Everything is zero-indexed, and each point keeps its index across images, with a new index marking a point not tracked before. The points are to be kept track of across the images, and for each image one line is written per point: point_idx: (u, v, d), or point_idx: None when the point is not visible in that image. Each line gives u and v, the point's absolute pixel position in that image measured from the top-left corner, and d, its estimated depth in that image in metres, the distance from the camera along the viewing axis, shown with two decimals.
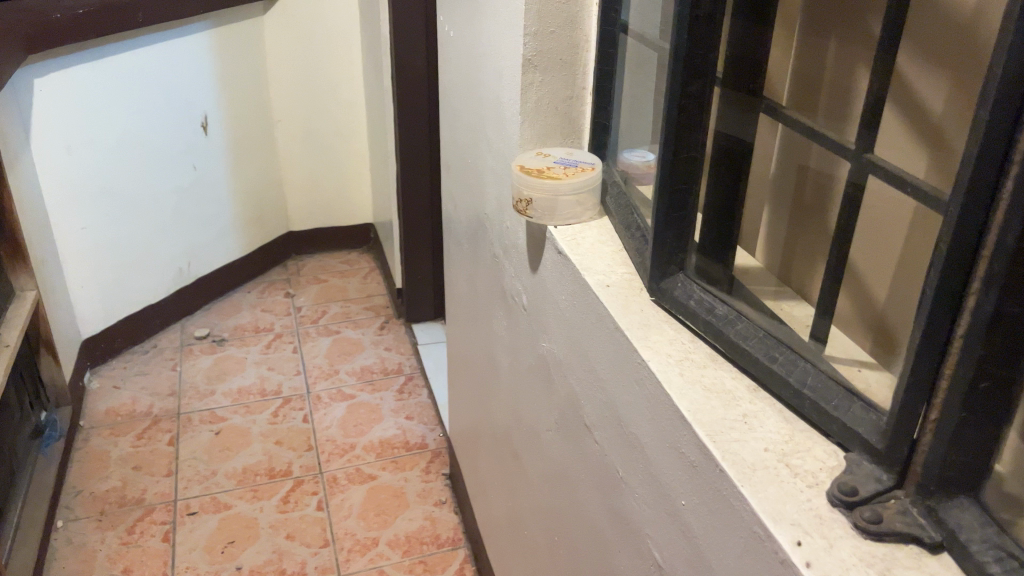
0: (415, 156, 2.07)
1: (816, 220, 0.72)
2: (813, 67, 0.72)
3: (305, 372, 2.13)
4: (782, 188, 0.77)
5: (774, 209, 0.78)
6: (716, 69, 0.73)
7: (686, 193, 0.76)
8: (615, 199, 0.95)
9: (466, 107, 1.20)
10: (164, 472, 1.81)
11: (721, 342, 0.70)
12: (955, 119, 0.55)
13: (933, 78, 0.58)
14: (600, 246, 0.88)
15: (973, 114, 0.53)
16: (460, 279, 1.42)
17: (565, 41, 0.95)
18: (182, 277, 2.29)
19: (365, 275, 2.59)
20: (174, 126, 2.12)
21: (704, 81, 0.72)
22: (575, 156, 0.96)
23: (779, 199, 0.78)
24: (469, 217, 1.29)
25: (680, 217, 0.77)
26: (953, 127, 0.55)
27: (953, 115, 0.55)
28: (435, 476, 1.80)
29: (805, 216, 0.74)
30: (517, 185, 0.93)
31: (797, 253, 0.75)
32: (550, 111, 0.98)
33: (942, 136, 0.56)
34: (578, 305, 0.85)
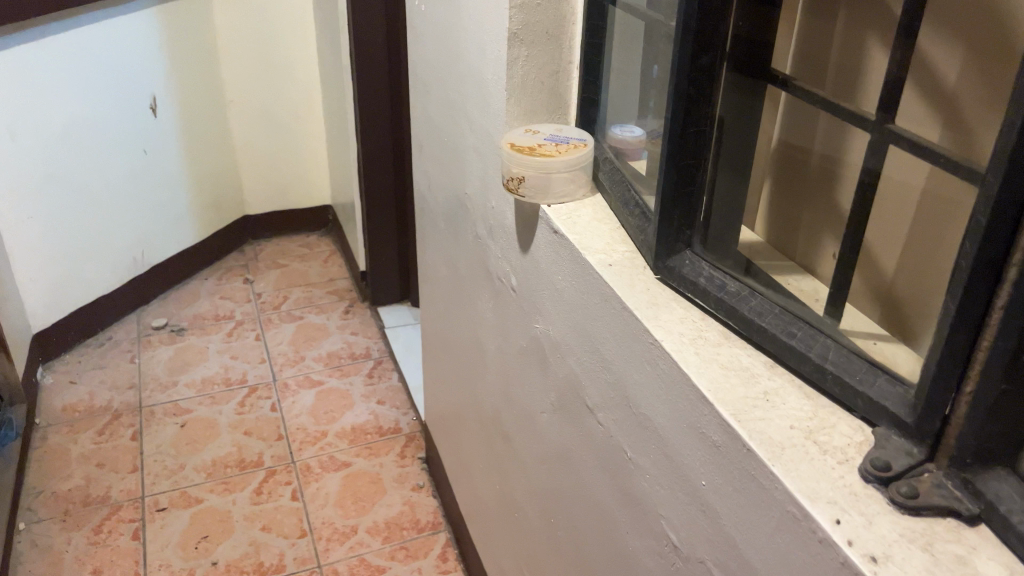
0: (377, 134, 2.03)
1: (821, 202, 0.73)
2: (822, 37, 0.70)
3: (271, 359, 2.08)
4: (786, 165, 0.77)
5: (775, 181, 0.78)
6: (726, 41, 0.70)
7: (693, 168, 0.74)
8: (609, 176, 0.93)
9: (445, 83, 1.17)
10: (130, 468, 1.75)
11: (735, 319, 0.68)
12: (976, 102, 0.57)
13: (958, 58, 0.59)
14: (596, 224, 0.87)
15: (995, 99, 0.55)
16: (439, 260, 1.39)
17: (550, 15, 0.92)
18: (136, 266, 2.21)
19: (326, 258, 2.53)
20: (123, 109, 2.04)
21: (712, 53, 0.69)
22: (564, 132, 0.94)
23: (782, 174, 0.77)
24: (448, 196, 1.26)
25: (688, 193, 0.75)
26: (975, 109, 0.56)
27: (974, 98, 0.57)
28: (411, 460, 1.78)
29: (809, 197, 0.74)
30: (507, 163, 0.91)
31: (800, 230, 0.75)
32: (535, 87, 0.96)
33: (967, 118, 0.56)
34: (578, 285, 0.83)
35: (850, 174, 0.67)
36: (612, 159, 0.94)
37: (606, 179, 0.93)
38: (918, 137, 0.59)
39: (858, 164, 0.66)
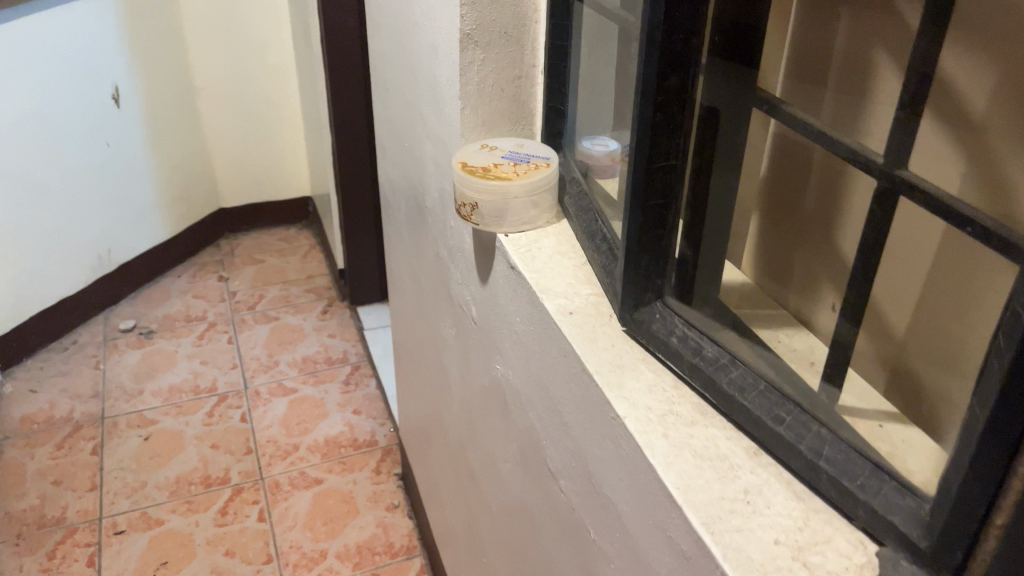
0: (351, 125, 1.91)
1: (819, 244, 0.64)
2: (819, 57, 0.60)
3: (242, 365, 1.97)
4: (781, 201, 0.68)
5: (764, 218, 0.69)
6: (699, 56, 0.55)
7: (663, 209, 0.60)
8: (577, 203, 0.80)
9: (402, 84, 1.05)
10: (88, 486, 1.65)
11: (713, 393, 0.57)
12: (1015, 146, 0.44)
13: (982, 78, 0.47)
14: (559, 258, 0.75)
15: None
16: (404, 274, 1.27)
17: (509, 12, 0.80)
18: (102, 265, 2.10)
19: (305, 254, 2.42)
20: (82, 100, 1.92)
21: (684, 73, 0.54)
22: (526, 149, 0.82)
23: (775, 211, 0.68)
24: (410, 206, 1.15)
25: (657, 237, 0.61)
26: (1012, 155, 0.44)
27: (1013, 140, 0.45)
28: (386, 477, 1.68)
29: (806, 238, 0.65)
30: (459, 186, 0.79)
31: (790, 275, 0.66)
32: (495, 94, 0.84)
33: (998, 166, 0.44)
34: (536, 333, 0.71)
35: (859, 206, 0.57)
36: (582, 182, 0.82)
37: (573, 205, 0.81)
38: (931, 185, 0.47)
39: (870, 199, 0.54)
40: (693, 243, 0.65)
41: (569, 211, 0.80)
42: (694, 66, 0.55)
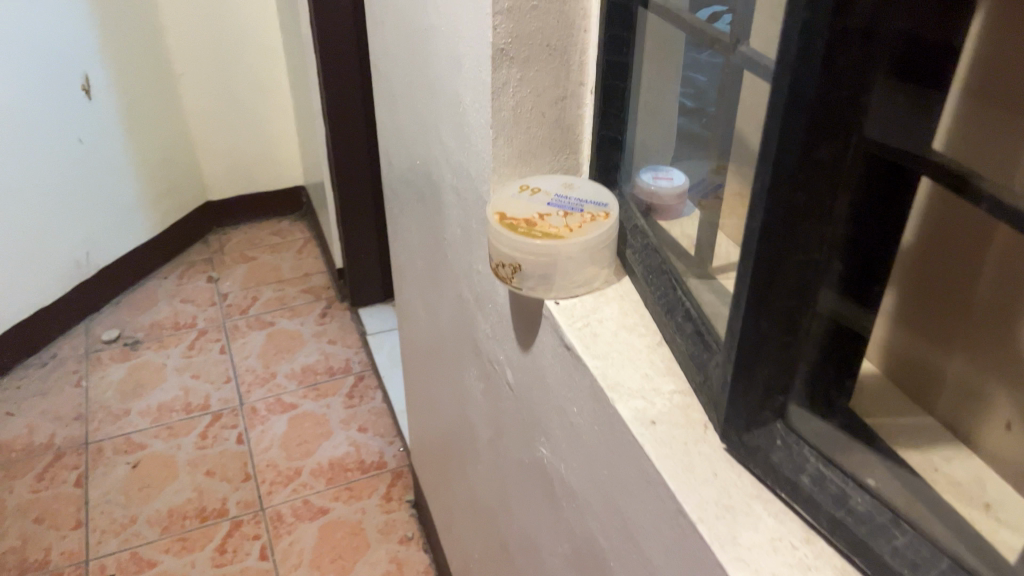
0: (346, 114, 1.74)
1: (994, 328, 0.49)
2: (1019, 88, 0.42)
3: (237, 378, 1.82)
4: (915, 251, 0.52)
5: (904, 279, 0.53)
6: (865, 123, 0.38)
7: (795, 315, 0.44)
8: (644, 263, 0.64)
9: (414, 96, 0.90)
10: (73, 524, 1.51)
11: (870, 562, 0.41)
12: None
13: None
14: (626, 335, 0.59)
15: None
16: (418, 302, 1.13)
17: (552, 20, 0.64)
18: (81, 270, 1.94)
19: (299, 249, 2.27)
20: (49, 93, 1.74)
21: (842, 143, 0.38)
22: (577, 191, 0.66)
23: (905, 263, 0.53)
24: (424, 233, 1.00)
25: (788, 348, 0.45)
26: None
27: None
28: (397, 505, 1.54)
29: (961, 307, 0.50)
30: (496, 243, 0.64)
31: (952, 341, 0.52)
32: (534, 120, 0.68)
33: None
34: (603, 436, 0.57)
35: None
36: (649, 234, 0.66)
37: (640, 267, 0.64)
38: None
39: None
40: (844, 360, 0.48)
41: (637, 274, 0.64)
42: (860, 135, 0.39)
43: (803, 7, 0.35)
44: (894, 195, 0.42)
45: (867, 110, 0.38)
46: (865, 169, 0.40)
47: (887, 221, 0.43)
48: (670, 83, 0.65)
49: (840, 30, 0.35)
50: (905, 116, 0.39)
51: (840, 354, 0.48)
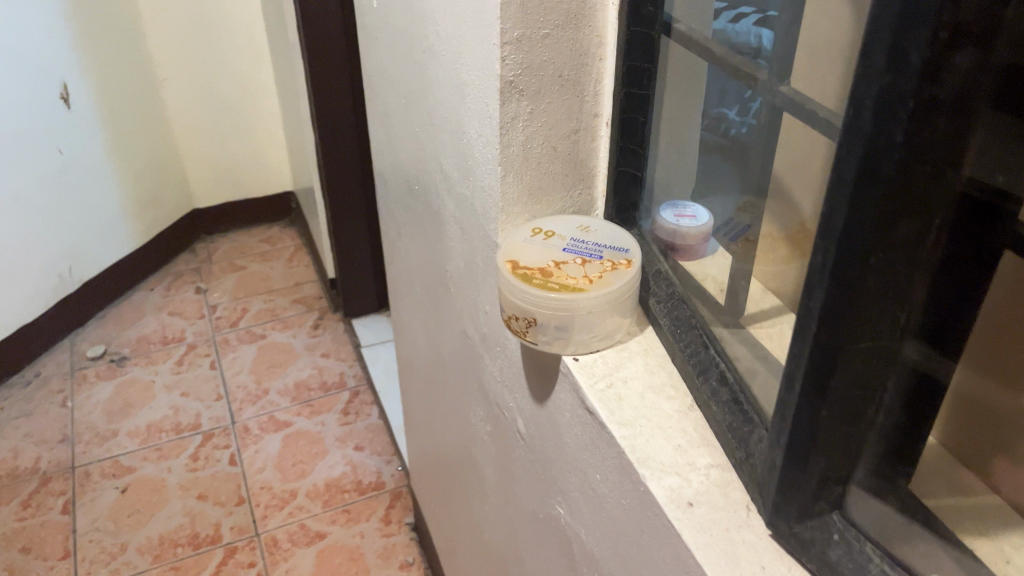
0: (336, 122, 1.68)
1: None
2: None
3: (228, 395, 1.77)
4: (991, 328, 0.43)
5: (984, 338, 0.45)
6: (949, 196, 0.33)
7: (860, 403, 0.39)
8: (670, 315, 0.59)
9: (412, 122, 0.85)
10: (61, 554, 1.45)
11: None
12: None
13: None
14: (654, 398, 0.54)
15: None
16: (417, 330, 1.08)
17: (565, 50, 0.59)
18: (64, 285, 1.88)
19: (290, 257, 2.22)
20: (26, 103, 1.67)
21: (923, 221, 0.33)
22: (594, 235, 0.61)
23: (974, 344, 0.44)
24: (423, 262, 0.95)
25: (849, 436, 0.40)
26: None
27: None
28: (397, 528, 1.49)
29: None
30: (508, 295, 0.59)
31: None
32: (546, 156, 0.62)
33: None
34: (633, 513, 0.51)
35: None
36: (674, 280, 0.61)
37: (665, 318, 0.59)
38: None
39: None
40: (912, 444, 0.43)
41: (663, 326, 0.59)
42: (943, 209, 0.33)
43: (880, 69, 0.30)
44: (975, 272, 0.37)
45: (953, 183, 0.33)
46: (945, 245, 0.35)
47: (965, 301, 0.38)
48: (694, 117, 0.62)
49: (928, 98, 0.30)
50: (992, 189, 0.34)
51: (904, 441, 0.43)
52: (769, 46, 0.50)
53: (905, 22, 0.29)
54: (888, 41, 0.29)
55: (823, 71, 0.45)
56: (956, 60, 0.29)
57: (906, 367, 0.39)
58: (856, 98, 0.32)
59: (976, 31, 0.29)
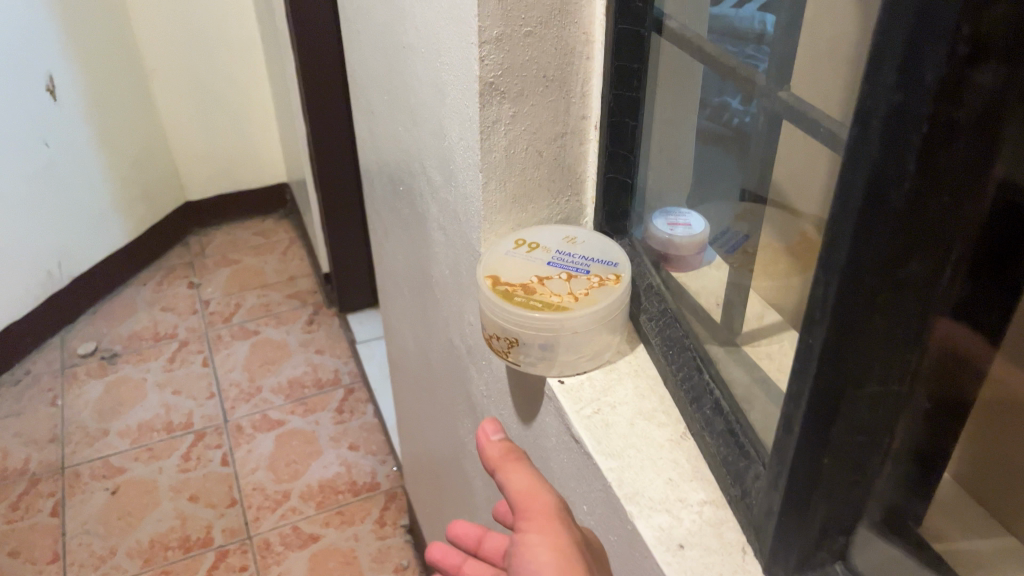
0: (329, 115, 1.64)
1: None
2: None
3: (221, 393, 1.74)
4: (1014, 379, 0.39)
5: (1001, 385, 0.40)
6: (969, 229, 0.29)
7: (866, 450, 0.35)
8: (662, 334, 0.56)
9: (395, 123, 0.81)
10: (49, 558, 1.42)
11: None
12: None
13: None
14: (644, 426, 0.51)
15: None
16: (405, 334, 1.04)
17: (549, 49, 0.54)
18: (54, 281, 1.84)
19: (284, 250, 2.19)
20: (9, 96, 1.62)
21: (939, 256, 0.29)
22: (581, 247, 0.57)
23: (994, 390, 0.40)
24: (409, 266, 0.91)
25: (854, 484, 0.36)
26: None
27: None
28: (392, 530, 1.46)
29: None
30: (488, 313, 0.55)
31: None
32: (531, 161, 0.58)
33: None
34: (622, 550, 0.48)
35: None
36: (667, 296, 0.57)
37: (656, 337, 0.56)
38: None
39: None
40: (924, 493, 0.40)
41: (654, 346, 0.55)
42: (960, 243, 0.30)
43: (890, 86, 0.26)
44: (992, 306, 0.33)
45: (974, 215, 0.29)
46: (963, 281, 0.31)
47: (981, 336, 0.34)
48: (689, 117, 0.57)
49: (945, 120, 0.26)
50: (1016, 220, 0.30)
51: (915, 485, 0.39)
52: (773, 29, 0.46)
53: (921, 35, 0.25)
54: (900, 54, 0.25)
55: (829, 76, 0.41)
56: (981, 78, 0.25)
57: (918, 416, 0.35)
58: (861, 118, 0.28)
59: (1004, 45, 0.25)
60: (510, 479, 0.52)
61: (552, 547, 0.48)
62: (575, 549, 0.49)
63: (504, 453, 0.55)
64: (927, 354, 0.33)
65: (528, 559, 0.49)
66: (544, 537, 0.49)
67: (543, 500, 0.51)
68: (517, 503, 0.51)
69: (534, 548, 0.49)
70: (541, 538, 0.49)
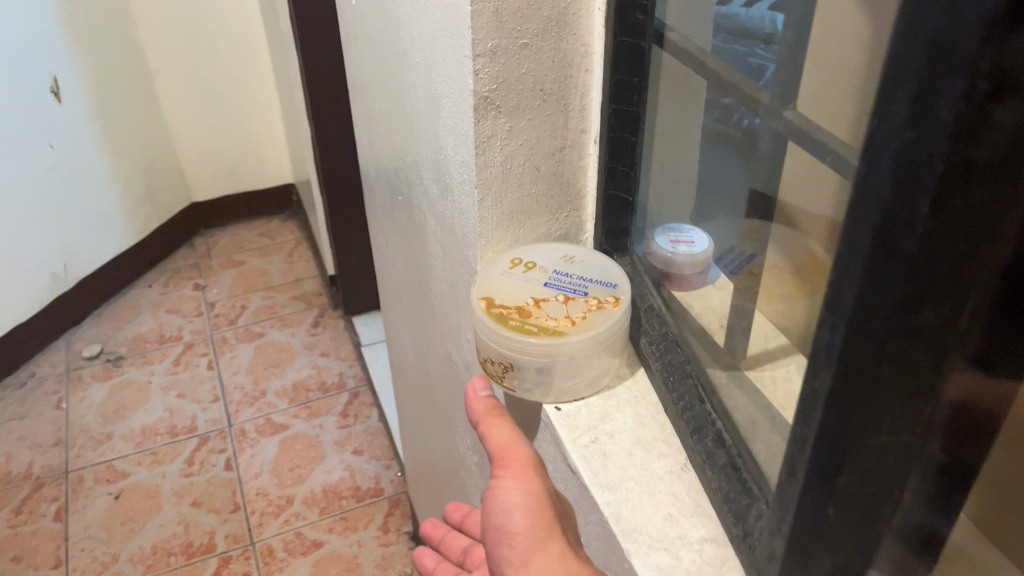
0: (332, 116, 1.62)
1: None
2: None
3: (225, 397, 1.73)
4: None
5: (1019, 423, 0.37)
6: (989, 277, 0.27)
7: (876, 503, 0.33)
8: (662, 359, 0.54)
9: (392, 134, 0.80)
10: (52, 564, 1.40)
11: None
12: None
13: None
14: (644, 456, 0.49)
15: None
16: (406, 344, 1.03)
17: (546, 61, 0.52)
18: (58, 283, 1.84)
19: (290, 252, 2.19)
20: (13, 97, 1.61)
21: (955, 304, 0.27)
22: (579, 268, 0.55)
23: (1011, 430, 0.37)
24: (409, 277, 0.89)
25: (862, 536, 0.34)
26: None
27: None
28: (396, 537, 1.45)
29: None
30: (483, 337, 0.53)
31: None
32: (528, 177, 0.56)
33: None
34: None
35: None
36: (668, 319, 0.55)
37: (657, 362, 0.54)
38: None
39: None
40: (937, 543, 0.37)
41: (654, 371, 0.54)
42: (979, 292, 0.27)
43: (901, 121, 0.24)
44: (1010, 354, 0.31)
45: (996, 263, 0.26)
46: (980, 330, 0.29)
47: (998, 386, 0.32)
48: (691, 129, 0.55)
49: (962, 161, 0.24)
50: None
51: (928, 537, 0.37)
52: (780, 28, 0.43)
53: (936, 68, 0.23)
54: (912, 88, 0.23)
55: (838, 97, 0.39)
56: (1000, 116, 0.23)
57: (932, 467, 0.33)
58: (869, 153, 0.25)
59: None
60: (492, 431, 0.53)
61: (528, 493, 0.49)
62: (548, 498, 0.49)
63: (487, 406, 0.55)
64: (942, 405, 0.31)
65: (501, 503, 0.49)
66: (520, 483, 0.50)
67: (522, 450, 0.51)
68: (495, 452, 0.52)
69: (508, 492, 0.49)
70: (518, 484, 0.49)
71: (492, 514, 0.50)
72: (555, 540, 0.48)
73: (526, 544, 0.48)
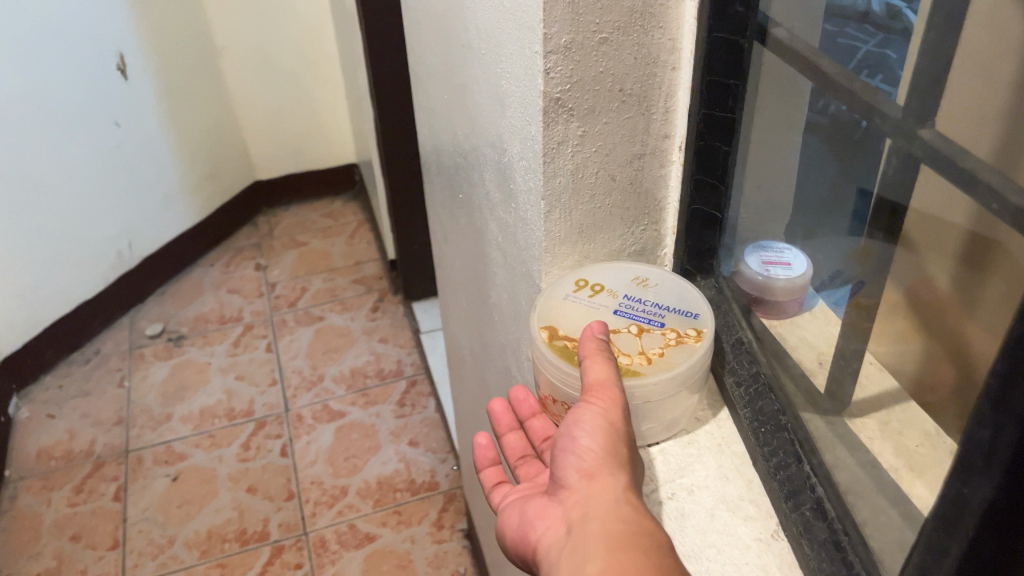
0: (397, 100, 1.58)
1: None
2: None
3: (283, 380, 1.72)
4: None
5: None
6: None
7: None
8: (750, 404, 0.48)
9: (452, 127, 0.74)
10: (109, 544, 1.40)
11: None
12: None
13: None
14: (729, 520, 0.44)
15: None
16: (462, 344, 0.98)
17: (627, 58, 0.45)
18: (122, 261, 1.84)
19: (351, 233, 2.17)
20: (80, 76, 1.60)
21: None
22: (657, 293, 0.51)
23: None
24: (467, 278, 0.84)
25: None
26: None
27: None
28: (449, 534, 1.41)
29: None
30: (550, 371, 0.49)
31: None
32: (601, 188, 0.49)
33: None
34: None
35: None
36: (758, 356, 0.50)
37: (744, 408, 0.49)
38: None
39: None
40: None
41: (741, 418, 0.48)
42: None
43: None
44: None
45: None
46: None
47: None
48: (790, 137, 0.48)
49: None
50: None
51: None
52: (879, 7, 0.38)
53: None
54: None
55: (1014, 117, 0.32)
56: None
57: None
58: None
59: None
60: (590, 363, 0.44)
61: (607, 424, 0.42)
62: (626, 436, 0.42)
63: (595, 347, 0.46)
64: None
65: (575, 421, 0.43)
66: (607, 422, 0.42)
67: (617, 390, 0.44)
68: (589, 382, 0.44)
69: (585, 413, 0.42)
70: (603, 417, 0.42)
71: (559, 431, 0.44)
72: (622, 473, 0.41)
73: (590, 466, 0.41)
